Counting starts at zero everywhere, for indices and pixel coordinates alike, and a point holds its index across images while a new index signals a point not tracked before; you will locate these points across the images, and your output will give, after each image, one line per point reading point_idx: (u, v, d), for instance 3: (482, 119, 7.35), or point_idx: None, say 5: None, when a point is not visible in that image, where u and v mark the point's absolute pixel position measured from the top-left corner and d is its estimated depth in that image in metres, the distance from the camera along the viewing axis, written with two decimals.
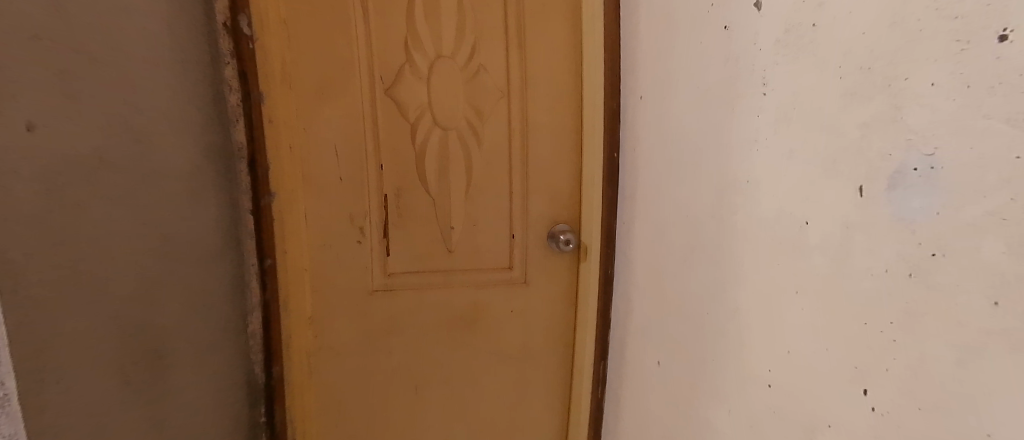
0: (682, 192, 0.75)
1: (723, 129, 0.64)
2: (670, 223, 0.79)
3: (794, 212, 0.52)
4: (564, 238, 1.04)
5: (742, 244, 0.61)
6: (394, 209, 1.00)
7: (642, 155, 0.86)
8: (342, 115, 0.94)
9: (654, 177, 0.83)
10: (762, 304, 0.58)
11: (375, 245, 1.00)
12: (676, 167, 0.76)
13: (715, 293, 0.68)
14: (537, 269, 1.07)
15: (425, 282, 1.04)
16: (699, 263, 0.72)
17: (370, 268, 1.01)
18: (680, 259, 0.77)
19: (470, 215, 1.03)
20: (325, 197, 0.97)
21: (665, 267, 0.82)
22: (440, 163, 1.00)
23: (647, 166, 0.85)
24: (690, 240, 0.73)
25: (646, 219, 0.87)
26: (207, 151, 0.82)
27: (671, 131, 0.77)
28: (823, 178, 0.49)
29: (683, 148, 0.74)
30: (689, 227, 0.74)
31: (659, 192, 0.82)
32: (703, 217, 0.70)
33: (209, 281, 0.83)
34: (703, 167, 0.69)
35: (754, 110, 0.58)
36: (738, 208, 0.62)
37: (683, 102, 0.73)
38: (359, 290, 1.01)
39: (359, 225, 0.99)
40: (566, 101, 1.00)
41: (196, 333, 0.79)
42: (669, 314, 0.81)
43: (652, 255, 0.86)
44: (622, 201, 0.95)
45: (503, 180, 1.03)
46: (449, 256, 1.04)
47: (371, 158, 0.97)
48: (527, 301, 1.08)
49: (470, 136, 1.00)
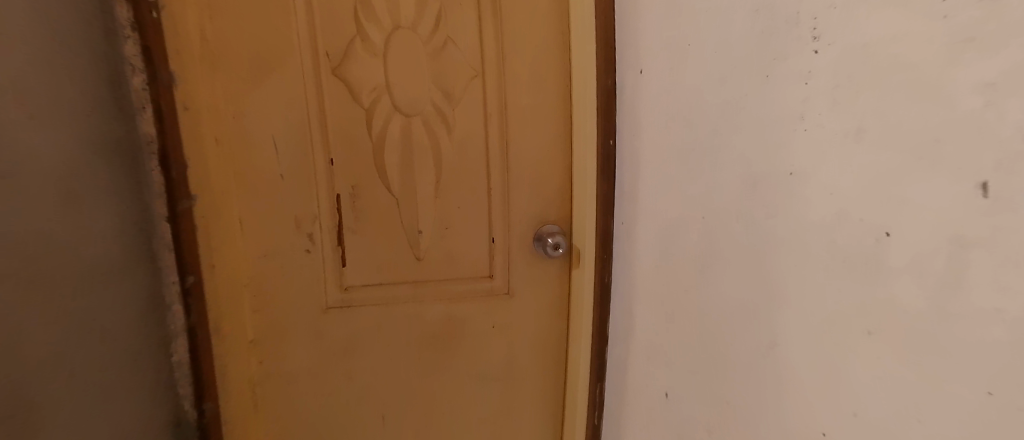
0: (692, 186, 0.60)
1: (751, 107, 0.50)
2: (672, 225, 0.65)
3: (870, 221, 0.40)
4: (553, 242, 0.88)
5: (787, 257, 0.47)
6: (348, 211, 0.84)
7: (643, 144, 0.72)
8: (280, 101, 0.78)
9: (656, 169, 0.69)
10: (821, 336, 0.45)
11: (329, 254, 0.85)
12: (691, 154, 0.60)
13: (748, 316, 0.53)
14: (521, 278, 0.92)
15: (389, 295, 0.88)
16: (722, 277, 0.56)
17: (322, 282, 0.85)
18: (688, 269, 0.62)
19: (441, 217, 0.88)
20: (263, 198, 0.80)
21: (665, 278, 0.68)
22: (404, 156, 0.84)
23: (649, 155, 0.70)
24: (704, 248, 0.59)
25: (649, 221, 0.72)
26: (89, 146, 0.64)
27: (673, 111, 0.62)
28: (897, 175, 0.38)
29: (694, 132, 0.59)
30: (707, 231, 0.59)
31: (662, 187, 0.67)
32: (722, 219, 0.55)
33: (99, 308, 0.66)
34: (719, 156, 0.55)
35: (802, 72, 0.44)
36: (778, 209, 0.48)
37: (695, 72, 0.57)
38: (310, 308, 0.86)
39: (307, 231, 0.83)
40: (552, 81, 0.85)
41: (80, 376, 0.63)
42: (683, 335, 0.66)
43: (653, 262, 0.71)
44: (619, 200, 0.81)
45: (480, 174, 0.87)
46: (417, 266, 0.89)
47: (319, 152, 0.81)
48: (510, 314, 0.93)
49: (439, 124, 0.84)
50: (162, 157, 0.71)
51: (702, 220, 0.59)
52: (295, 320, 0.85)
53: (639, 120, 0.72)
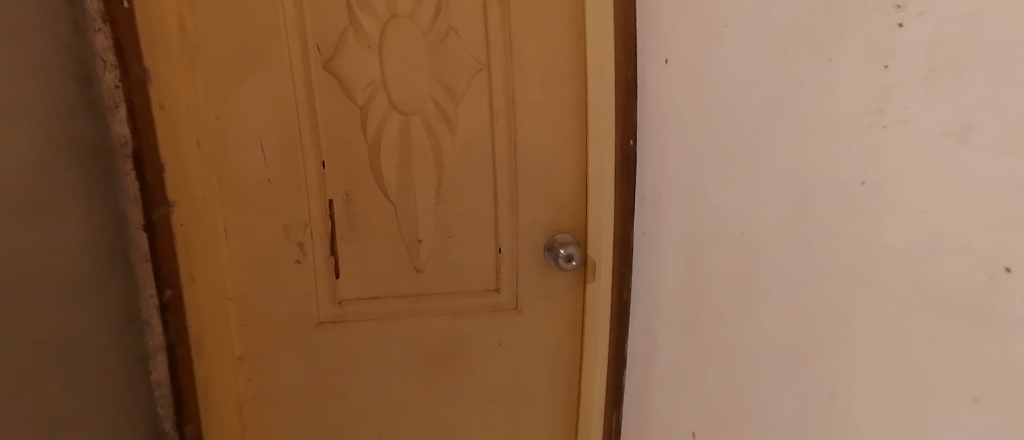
0: (733, 198, 0.52)
1: (812, 99, 0.42)
2: (707, 242, 0.57)
3: (976, 257, 0.31)
4: (565, 253, 0.80)
5: (855, 292, 0.40)
6: (342, 219, 0.77)
7: (670, 144, 0.63)
8: (268, 98, 0.71)
9: (685, 174, 0.60)
10: (897, 392, 0.38)
11: (321, 265, 0.78)
12: (728, 159, 0.52)
13: (799, 353, 0.46)
14: (530, 292, 0.84)
15: (388, 309, 0.81)
16: (770, 307, 0.49)
17: (314, 295, 0.79)
18: (727, 293, 0.55)
19: (443, 226, 0.80)
20: (248, 205, 0.73)
21: (698, 301, 0.60)
22: (402, 158, 0.77)
23: (675, 158, 0.62)
24: (746, 271, 0.51)
25: (675, 234, 0.63)
26: (48, 150, 0.58)
27: (712, 107, 0.54)
28: (1006, 196, 0.30)
29: (735, 133, 0.51)
30: (743, 252, 0.51)
31: (692, 195, 0.59)
32: (773, 240, 0.47)
33: (60, 328, 0.59)
34: (768, 163, 0.47)
35: (884, 48, 0.36)
36: (839, 231, 0.41)
37: (738, 61, 0.49)
38: (301, 323, 0.79)
39: (297, 241, 0.76)
40: (566, 75, 0.77)
41: (31, 404, 0.56)
42: (715, 368, 0.58)
43: (682, 281, 0.63)
44: (640, 207, 0.73)
45: (485, 178, 0.79)
46: (418, 278, 0.81)
47: (310, 153, 0.74)
48: (519, 332, 0.85)
49: (440, 123, 0.76)
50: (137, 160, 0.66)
51: (745, 239, 0.51)
52: (285, 336, 0.79)
53: (665, 118, 0.63)
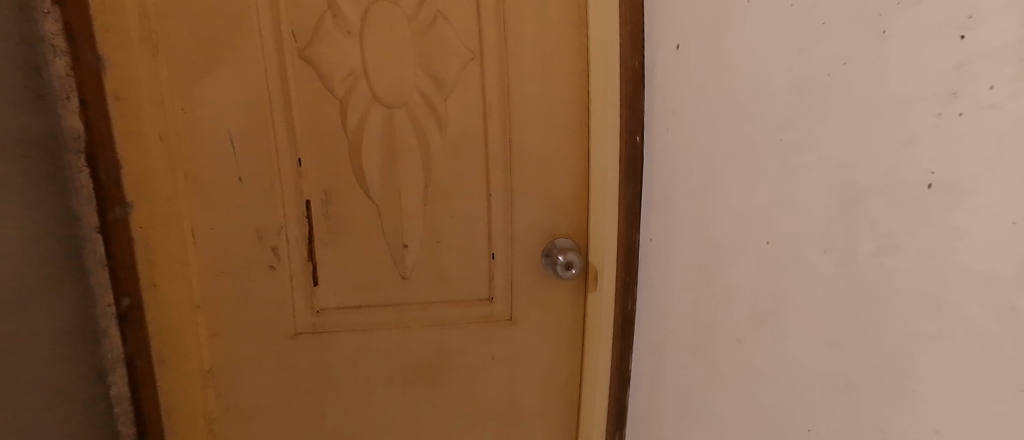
0: (759, 206, 0.46)
1: (863, 81, 0.36)
2: (726, 255, 0.51)
3: None
4: (564, 260, 0.74)
5: (918, 330, 0.34)
6: (321, 221, 0.71)
7: (683, 141, 0.57)
8: (237, 89, 0.65)
9: (700, 175, 0.54)
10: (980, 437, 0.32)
11: (298, 271, 0.72)
12: (758, 155, 0.46)
13: (837, 388, 0.41)
14: (526, 303, 0.77)
15: (370, 319, 0.75)
16: (802, 335, 0.43)
17: (290, 304, 0.73)
18: (749, 316, 0.49)
19: (431, 230, 0.73)
20: (215, 206, 0.67)
21: (713, 321, 0.55)
22: (386, 156, 0.70)
23: (689, 157, 0.56)
24: (774, 294, 0.46)
25: (687, 243, 0.58)
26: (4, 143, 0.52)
27: (737, 98, 0.48)
28: None
29: (764, 128, 0.45)
30: (775, 262, 0.45)
31: (709, 200, 0.53)
32: (809, 258, 0.42)
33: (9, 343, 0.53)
34: (804, 163, 0.41)
35: (961, 13, 0.30)
36: (902, 239, 0.35)
37: (769, 43, 0.44)
38: (274, 334, 0.73)
39: (271, 245, 0.70)
40: (565, 66, 0.71)
41: None
42: (739, 392, 0.52)
43: (694, 297, 0.57)
44: (646, 211, 0.66)
45: (477, 178, 0.73)
46: (403, 286, 0.75)
47: (286, 149, 0.68)
48: (512, 344, 0.79)
49: (428, 119, 0.70)
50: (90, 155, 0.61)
51: (775, 256, 0.45)
52: (259, 347, 0.73)
53: (677, 110, 0.58)
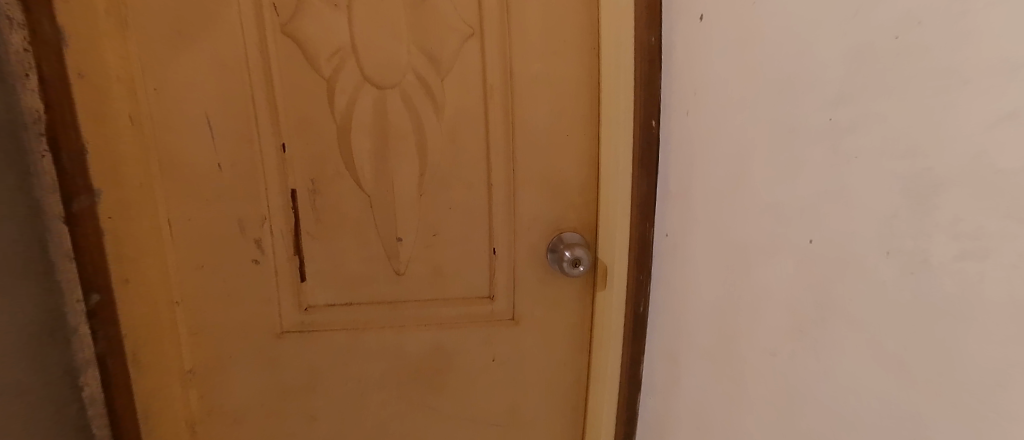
0: (800, 200, 0.41)
1: (943, 45, 0.30)
2: (758, 255, 0.46)
3: None
4: (571, 257, 0.68)
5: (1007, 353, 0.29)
6: (309, 213, 0.65)
7: (709, 125, 0.51)
8: (214, 69, 0.60)
9: (728, 164, 0.49)
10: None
11: (283, 266, 0.67)
12: (800, 140, 0.40)
13: (888, 407, 0.36)
14: (529, 302, 0.72)
15: (361, 318, 0.70)
16: (850, 349, 0.38)
17: (276, 301, 0.67)
18: (784, 326, 0.43)
19: (426, 222, 0.68)
20: (192, 194, 0.63)
21: (738, 327, 0.49)
22: (378, 142, 0.64)
23: (716, 143, 0.50)
24: (816, 301, 0.40)
25: (711, 240, 0.52)
26: None
27: (771, 75, 0.42)
28: None
29: (808, 108, 0.39)
30: (818, 262, 0.40)
31: (739, 192, 0.47)
32: (863, 260, 0.36)
33: None
34: (860, 148, 0.35)
35: None
36: (985, 240, 0.29)
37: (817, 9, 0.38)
38: (258, 334, 0.68)
39: (253, 237, 0.65)
40: (574, 44, 0.64)
41: None
42: (768, 405, 0.46)
43: (716, 300, 0.52)
44: (660, 212, 0.64)
45: (477, 166, 0.67)
46: (397, 283, 0.70)
47: (270, 134, 0.62)
48: (514, 346, 0.73)
49: (424, 102, 0.64)
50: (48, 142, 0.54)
51: (819, 258, 0.39)
52: (241, 348, 0.68)
53: (701, 92, 0.52)
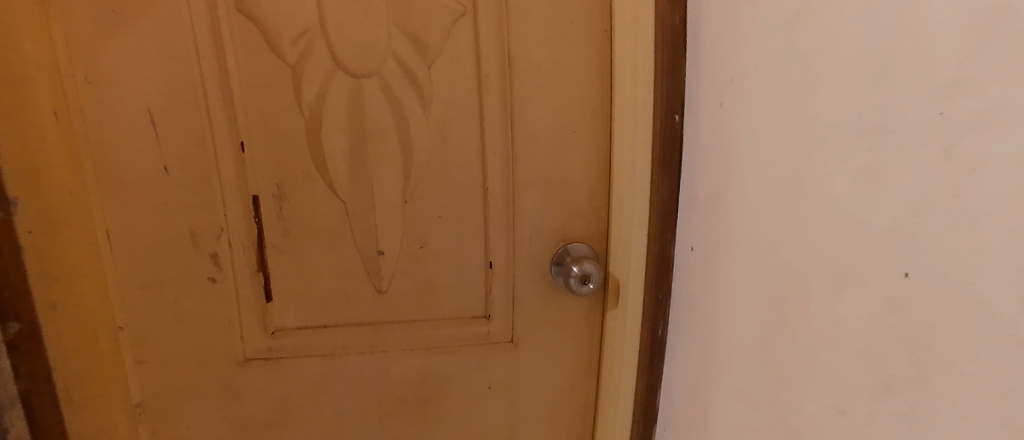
0: (891, 219, 0.32)
1: None
2: (823, 287, 0.37)
3: None
4: (579, 273, 0.58)
5: None
6: (275, 223, 0.56)
7: (759, 123, 0.42)
8: (157, 55, 0.51)
9: (784, 170, 0.39)
10: None
11: (245, 284, 0.58)
12: (891, 141, 0.31)
13: None
14: (530, 322, 0.63)
15: (338, 343, 0.61)
16: (965, 420, 0.29)
17: (238, 324, 0.59)
18: (862, 380, 0.34)
19: (412, 233, 0.59)
20: (135, 203, 0.54)
21: (794, 372, 0.40)
22: (354, 140, 0.55)
23: (768, 143, 0.41)
24: (913, 353, 0.31)
25: (758, 262, 0.43)
26: None
27: (850, 57, 0.34)
28: None
29: (907, 99, 0.30)
30: (916, 301, 0.31)
31: (798, 205, 0.38)
32: (992, 306, 0.27)
33: None
34: (996, 152, 0.26)
35: None
36: None
37: None
38: (217, 360, 0.59)
39: (210, 251, 0.56)
40: (583, 25, 0.55)
41: None
42: None
43: (765, 335, 0.43)
44: (681, 224, 0.55)
45: (471, 168, 0.58)
46: (378, 303, 0.61)
47: (227, 130, 0.53)
48: (513, 371, 0.64)
49: (407, 93, 0.55)
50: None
51: (920, 296, 0.30)
52: (198, 378, 0.59)
53: (748, 82, 0.43)
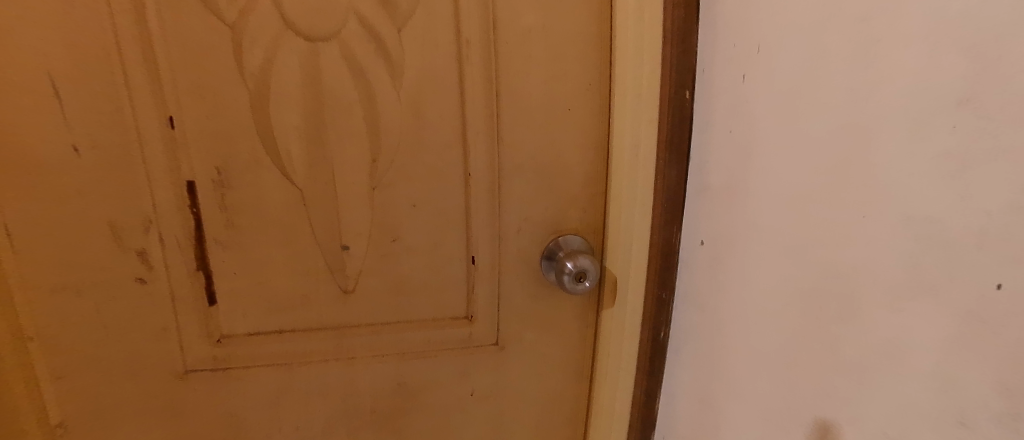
0: (980, 216, 0.25)
1: None
2: (883, 294, 0.31)
3: None
4: (572, 270, 0.51)
5: None
6: (217, 214, 0.47)
7: (804, 99, 0.36)
8: (58, 8, 0.41)
9: (836, 155, 0.33)
10: None
11: (182, 286, 0.49)
12: (978, 121, 0.25)
13: None
14: (516, 323, 0.56)
15: (298, 350, 0.53)
16: None
17: (175, 332, 0.50)
18: (929, 407, 0.29)
19: (382, 225, 0.51)
20: (38, 190, 0.44)
21: (837, 389, 0.35)
22: (310, 117, 0.46)
23: (811, 127, 0.35)
24: (1000, 380, 0.25)
25: (796, 261, 0.37)
26: None
27: (928, 15, 0.27)
28: None
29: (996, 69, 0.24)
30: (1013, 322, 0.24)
31: (854, 197, 0.32)
32: None
33: None
34: None
35: None
36: None
37: None
38: (151, 373, 0.51)
39: (137, 248, 0.47)
40: None
41: None
42: None
43: (802, 345, 0.37)
44: (688, 215, 0.49)
45: (450, 151, 0.50)
46: (344, 305, 0.53)
47: (152, 102, 0.44)
48: (498, 377, 0.58)
49: (374, 61, 0.46)
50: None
51: (1012, 315, 0.24)
52: (128, 393, 0.51)
53: (788, 49, 0.36)
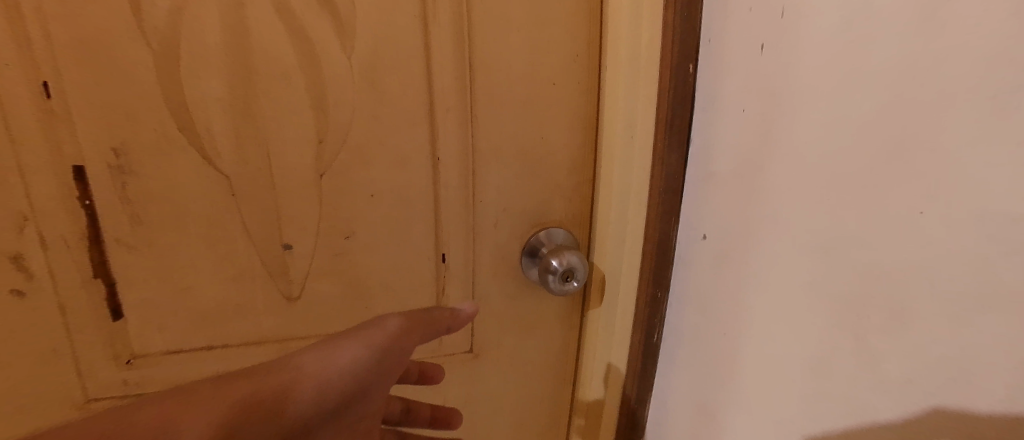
0: None
1: None
2: (939, 304, 0.26)
3: None
4: (560, 269, 0.45)
5: None
6: (117, 208, 0.38)
7: (840, 67, 0.29)
8: None
9: (880, 140, 0.27)
10: None
11: (75, 296, 0.40)
12: None
13: None
14: (492, 327, 0.50)
15: (232, 368, 0.44)
16: None
17: (72, 350, 0.41)
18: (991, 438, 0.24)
19: (333, 220, 0.42)
20: None
21: (873, 409, 0.30)
22: (236, 88, 0.37)
23: (849, 103, 0.29)
24: None
25: (826, 263, 0.31)
26: None
27: None
28: None
29: None
30: None
31: (906, 189, 0.26)
32: None
33: None
34: None
35: None
36: None
37: None
38: (47, 398, 0.42)
39: (13, 250, 0.37)
40: None
41: None
42: None
43: (828, 359, 0.32)
44: (687, 205, 0.43)
45: (415, 132, 0.42)
46: (288, 314, 0.44)
47: (17, 65, 0.34)
48: (471, 387, 0.51)
49: (318, 19, 0.37)
50: (352, 403, 0.35)
51: None
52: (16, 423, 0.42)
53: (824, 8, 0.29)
